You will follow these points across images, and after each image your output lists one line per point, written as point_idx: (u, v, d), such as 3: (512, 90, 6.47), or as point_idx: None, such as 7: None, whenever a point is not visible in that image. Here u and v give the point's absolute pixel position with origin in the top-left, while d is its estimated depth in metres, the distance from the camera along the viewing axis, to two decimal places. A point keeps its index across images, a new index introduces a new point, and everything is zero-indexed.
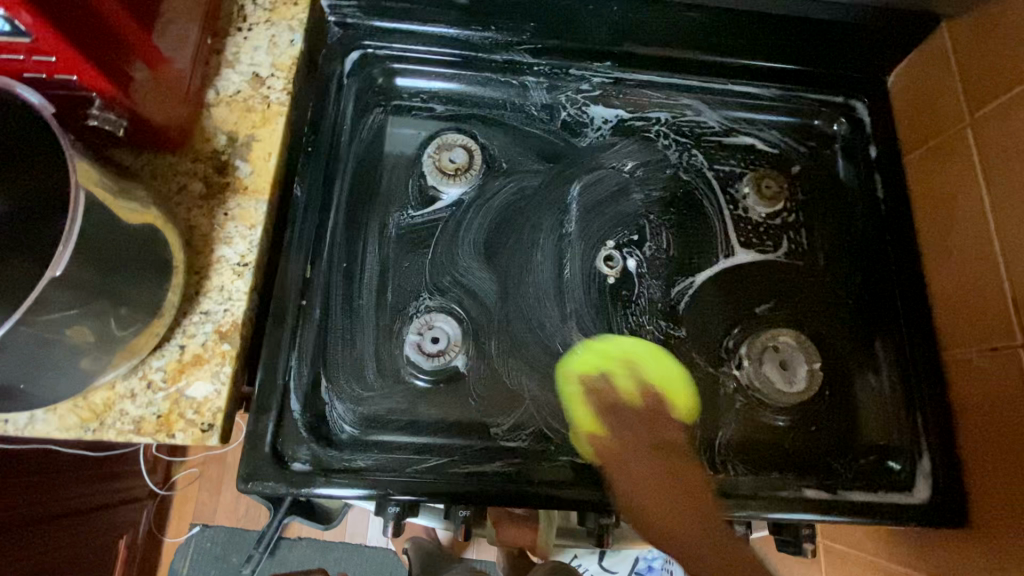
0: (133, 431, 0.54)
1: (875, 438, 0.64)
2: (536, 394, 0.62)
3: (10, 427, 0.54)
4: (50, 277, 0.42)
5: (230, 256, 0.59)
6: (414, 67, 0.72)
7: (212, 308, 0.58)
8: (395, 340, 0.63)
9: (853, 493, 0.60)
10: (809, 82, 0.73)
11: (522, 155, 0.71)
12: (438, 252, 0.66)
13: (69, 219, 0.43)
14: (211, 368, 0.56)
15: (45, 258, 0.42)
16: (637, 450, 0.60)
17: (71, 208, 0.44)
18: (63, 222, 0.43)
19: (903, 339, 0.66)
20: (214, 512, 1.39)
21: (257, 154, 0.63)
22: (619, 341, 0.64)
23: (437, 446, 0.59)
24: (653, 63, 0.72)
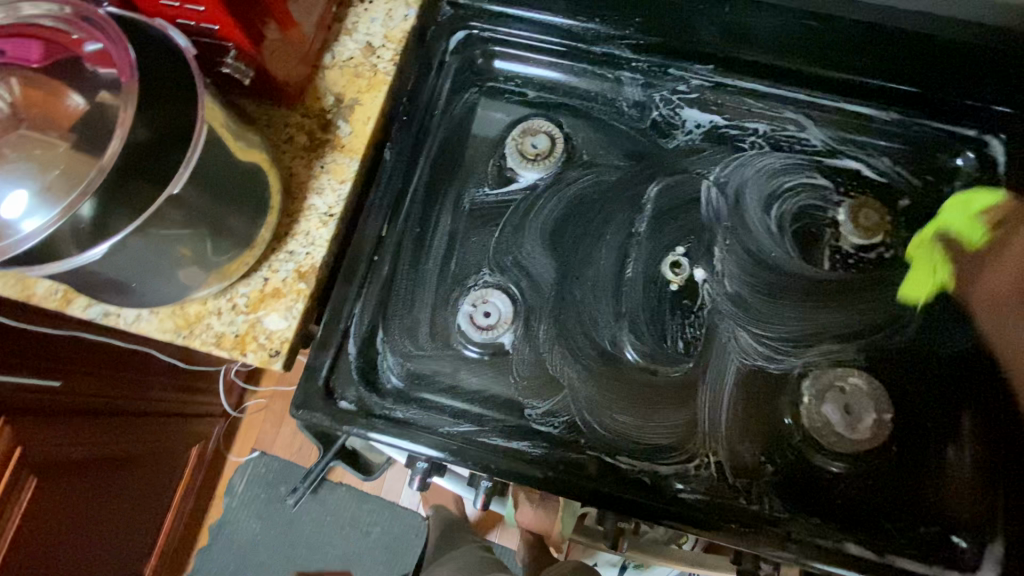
0: (214, 344, 0.61)
1: (949, 512, 0.56)
2: (575, 385, 0.62)
3: (121, 321, 0.62)
4: (168, 194, 0.48)
5: (319, 205, 0.65)
6: (514, 51, 0.74)
7: (296, 249, 0.64)
8: (450, 309, 0.66)
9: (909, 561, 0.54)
10: (937, 110, 0.66)
11: (604, 149, 0.71)
12: (505, 232, 0.68)
13: (190, 146, 0.49)
14: (286, 301, 0.62)
15: (166, 178, 0.48)
16: (667, 461, 0.59)
17: (194, 137, 0.49)
18: (186, 149, 0.49)
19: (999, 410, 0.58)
20: (273, 442, 1.52)
21: (357, 116, 0.68)
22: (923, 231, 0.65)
23: (472, 415, 0.61)
24: (761, 70, 0.69)
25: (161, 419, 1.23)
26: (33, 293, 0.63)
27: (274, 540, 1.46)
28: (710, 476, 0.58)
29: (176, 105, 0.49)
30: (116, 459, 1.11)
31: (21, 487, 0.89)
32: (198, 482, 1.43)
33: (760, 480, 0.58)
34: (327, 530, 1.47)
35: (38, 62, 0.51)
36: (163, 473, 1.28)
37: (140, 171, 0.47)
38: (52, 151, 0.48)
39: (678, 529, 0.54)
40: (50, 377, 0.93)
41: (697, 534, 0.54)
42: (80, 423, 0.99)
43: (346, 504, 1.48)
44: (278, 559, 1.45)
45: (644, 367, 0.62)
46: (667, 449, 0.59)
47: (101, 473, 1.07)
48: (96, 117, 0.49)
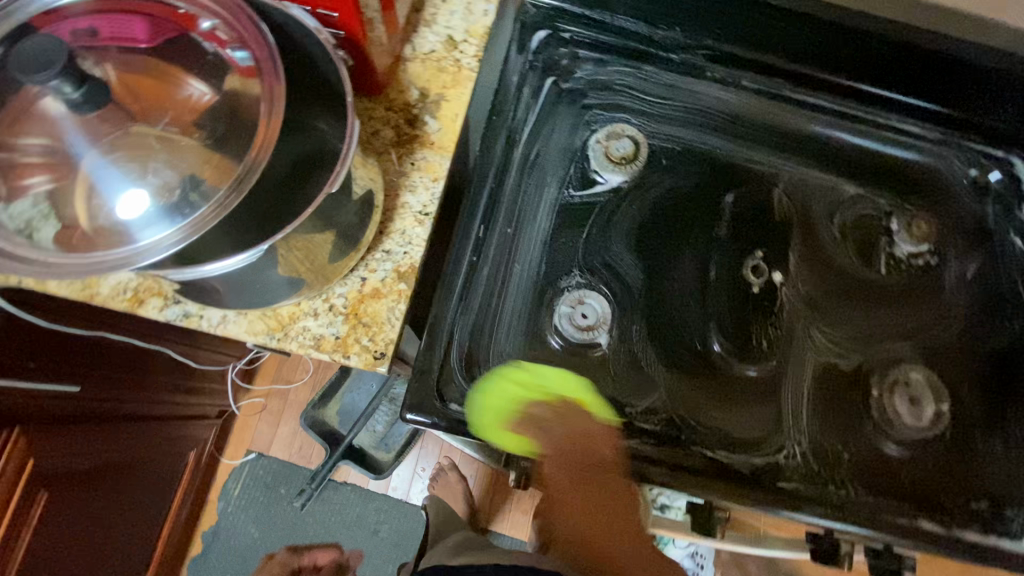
0: (313, 347, 0.58)
1: (994, 488, 0.63)
2: (669, 383, 0.65)
3: (204, 323, 0.58)
4: (326, 193, 0.45)
5: (413, 204, 0.63)
6: (592, 53, 0.73)
7: (393, 248, 0.62)
8: (545, 309, 0.66)
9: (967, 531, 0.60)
10: (982, 134, 0.74)
11: (682, 159, 0.74)
12: (593, 233, 0.69)
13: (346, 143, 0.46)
14: (387, 303, 0.60)
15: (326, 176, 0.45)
16: (760, 454, 0.63)
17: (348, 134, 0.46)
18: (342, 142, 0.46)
19: None
20: (271, 443, 1.45)
21: (445, 111, 0.66)
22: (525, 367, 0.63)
23: (577, 415, 0.62)
24: (821, 85, 0.74)
25: (163, 423, 1.13)
26: (97, 292, 0.58)
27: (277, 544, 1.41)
28: (797, 467, 0.63)
29: None
30: (117, 467, 1.01)
31: (30, 506, 0.80)
32: (194, 488, 1.34)
33: (841, 467, 0.63)
34: (334, 530, 1.42)
35: (148, 41, 0.46)
36: (160, 480, 1.19)
37: None
38: (178, 143, 0.44)
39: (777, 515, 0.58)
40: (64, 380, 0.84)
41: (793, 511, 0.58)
42: (84, 429, 0.90)
43: (352, 503, 1.45)
44: None
45: (731, 362, 0.66)
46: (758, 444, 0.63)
47: (107, 485, 0.99)
48: (228, 108, 0.45)
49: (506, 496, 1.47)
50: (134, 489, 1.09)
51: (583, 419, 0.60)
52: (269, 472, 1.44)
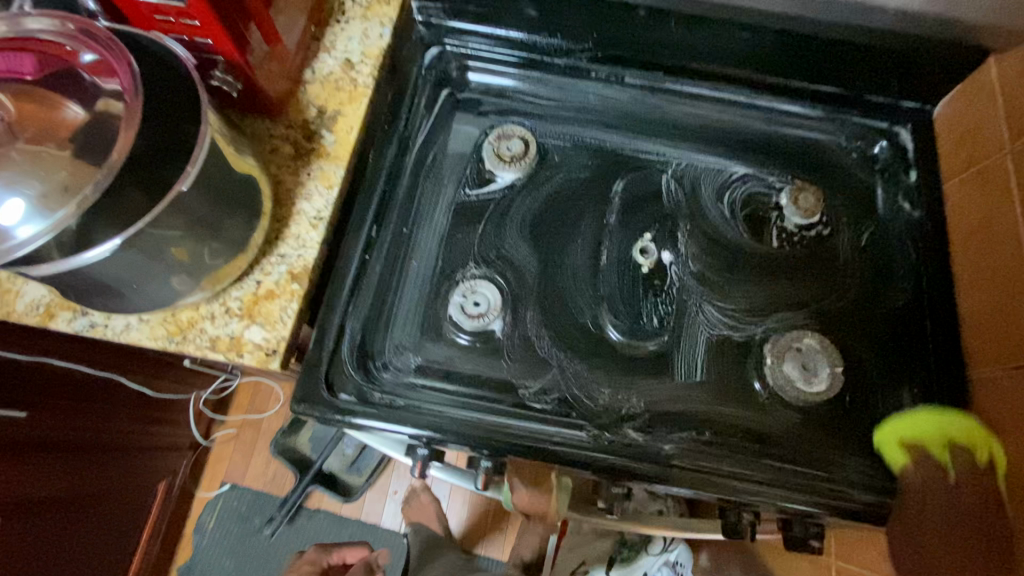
0: (209, 348, 0.62)
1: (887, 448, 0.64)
2: (563, 362, 0.66)
3: (109, 331, 0.62)
4: (176, 192, 0.50)
5: (308, 209, 0.67)
6: (485, 65, 0.80)
7: (287, 252, 0.66)
8: (440, 302, 0.69)
9: (856, 491, 0.61)
10: (866, 107, 0.77)
11: (575, 155, 0.77)
12: (487, 228, 0.73)
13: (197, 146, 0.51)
14: (281, 303, 0.63)
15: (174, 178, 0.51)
16: (652, 428, 0.63)
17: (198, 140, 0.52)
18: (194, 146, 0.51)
19: (923, 374, 0.68)
20: (244, 473, 1.47)
21: (340, 126, 0.71)
22: (927, 414, 0.62)
23: (469, 400, 0.64)
24: (703, 76, 0.78)
25: (127, 455, 1.16)
26: (13, 310, 0.62)
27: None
28: (693, 439, 0.63)
29: (174, 114, 0.51)
30: (78, 499, 1.04)
31: None
32: (165, 522, 1.36)
33: (737, 434, 0.64)
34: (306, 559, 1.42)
35: (33, 74, 0.51)
36: (126, 513, 1.20)
37: (133, 188, 0.49)
38: (51, 157, 0.49)
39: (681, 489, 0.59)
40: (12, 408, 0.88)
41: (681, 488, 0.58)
42: (38, 461, 0.93)
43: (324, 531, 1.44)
44: None
45: (625, 342, 0.68)
46: (651, 418, 0.64)
47: (69, 514, 1.02)
48: (98, 127, 0.50)
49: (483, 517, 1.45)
50: (98, 522, 1.11)
51: (472, 405, 0.63)
52: (242, 503, 1.45)
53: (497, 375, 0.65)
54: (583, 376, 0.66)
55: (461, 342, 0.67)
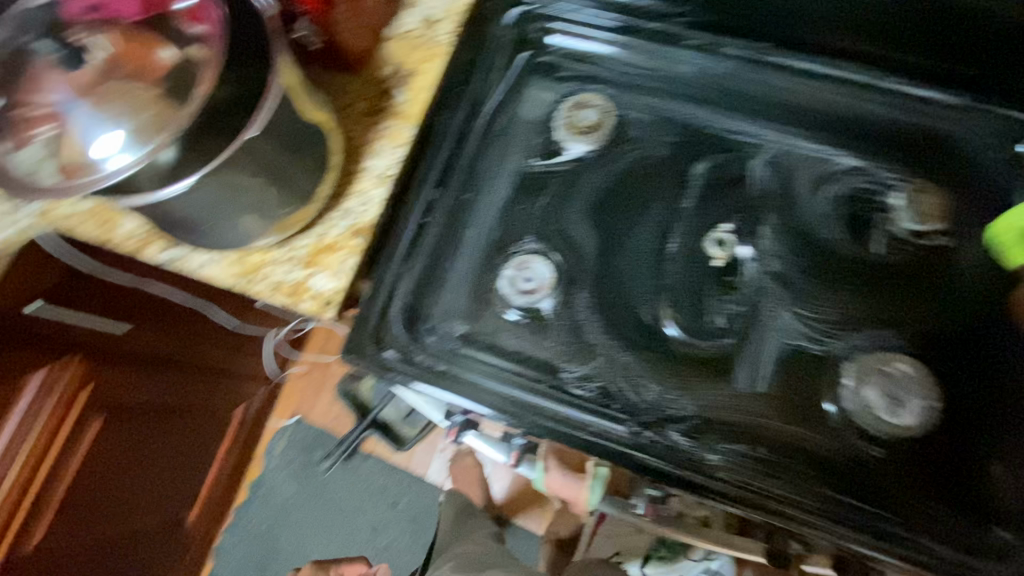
0: (272, 291, 0.65)
1: (980, 503, 0.56)
2: (611, 352, 0.63)
3: (190, 265, 0.67)
4: (242, 138, 0.51)
5: (374, 167, 0.67)
6: (571, 28, 0.75)
7: (351, 208, 0.67)
8: (492, 273, 0.68)
9: (931, 542, 0.54)
10: (1017, 99, 0.65)
11: (656, 131, 0.71)
12: (550, 202, 0.70)
13: (266, 94, 0.52)
14: (340, 256, 0.65)
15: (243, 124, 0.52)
16: (699, 434, 0.58)
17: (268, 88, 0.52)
18: (264, 94, 0.52)
19: None
20: (311, 409, 1.59)
21: (415, 84, 0.69)
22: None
23: (509, 376, 0.62)
24: (816, 49, 0.69)
25: (212, 377, 1.28)
26: (114, 236, 0.69)
27: (308, 502, 1.54)
28: (746, 453, 0.58)
29: (253, 62, 0.53)
30: (168, 410, 1.17)
31: (86, 427, 0.96)
32: (240, 441, 1.50)
33: (798, 458, 0.58)
34: (358, 496, 1.53)
35: (138, 16, 0.56)
36: (208, 428, 1.34)
37: (212, 132, 0.51)
38: (144, 96, 0.52)
39: (733, 505, 0.55)
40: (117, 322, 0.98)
41: (731, 505, 0.54)
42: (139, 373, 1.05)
43: (376, 473, 1.54)
44: (311, 521, 1.52)
45: (683, 340, 0.63)
46: (701, 423, 0.59)
47: (161, 422, 1.15)
48: (185, 70, 0.53)
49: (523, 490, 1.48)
50: (184, 432, 1.25)
51: (511, 381, 0.62)
52: (307, 436, 1.58)
53: (542, 354, 0.63)
54: (631, 368, 0.62)
55: (508, 317, 0.66)
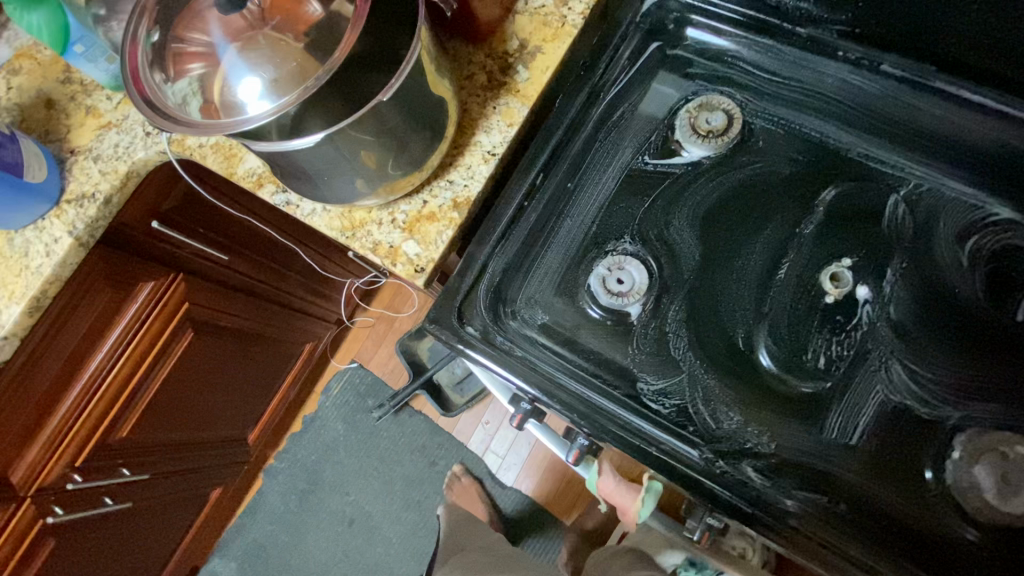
0: (370, 250, 0.67)
1: None
2: (695, 372, 0.60)
3: (299, 211, 0.71)
4: (377, 101, 0.53)
5: (484, 143, 0.67)
6: (709, 23, 0.71)
7: (456, 180, 0.67)
8: (582, 269, 0.66)
9: None
10: None
11: (784, 146, 0.67)
12: (657, 204, 0.67)
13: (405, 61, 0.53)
14: (438, 226, 0.66)
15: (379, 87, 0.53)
16: (777, 475, 0.55)
17: (407, 55, 0.53)
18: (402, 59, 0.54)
19: None
20: (371, 358, 1.67)
21: (537, 64, 0.67)
22: None
23: (585, 374, 0.61)
24: (986, 79, 0.64)
25: (290, 314, 1.36)
26: (236, 172, 0.74)
27: (354, 444, 1.62)
28: (826, 505, 0.54)
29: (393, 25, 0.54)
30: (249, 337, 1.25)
31: (177, 339, 1.04)
32: (304, 376, 1.60)
33: (881, 524, 0.54)
34: (400, 449, 1.60)
35: None
36: (278, 359, 1.43)
37: (347, 91, 0.53)
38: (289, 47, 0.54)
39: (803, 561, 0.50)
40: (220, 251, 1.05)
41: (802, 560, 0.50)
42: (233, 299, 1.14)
43: (420, 431, 1.60)
44: (355, 462, 1.61)
45: (775, 374, 0.59)
46: (781, 464, 0.56)
47: (241, 347, 1.24)
48: (331, 25, 0.55)
49: (558, 477, 1.51)
50: (258, 359, 1.34)
51: (586, 382, 0.61)
52: (363, 383, 1.66)
53: (622, 360, 0.62)
54: (713, 391, 0.59)
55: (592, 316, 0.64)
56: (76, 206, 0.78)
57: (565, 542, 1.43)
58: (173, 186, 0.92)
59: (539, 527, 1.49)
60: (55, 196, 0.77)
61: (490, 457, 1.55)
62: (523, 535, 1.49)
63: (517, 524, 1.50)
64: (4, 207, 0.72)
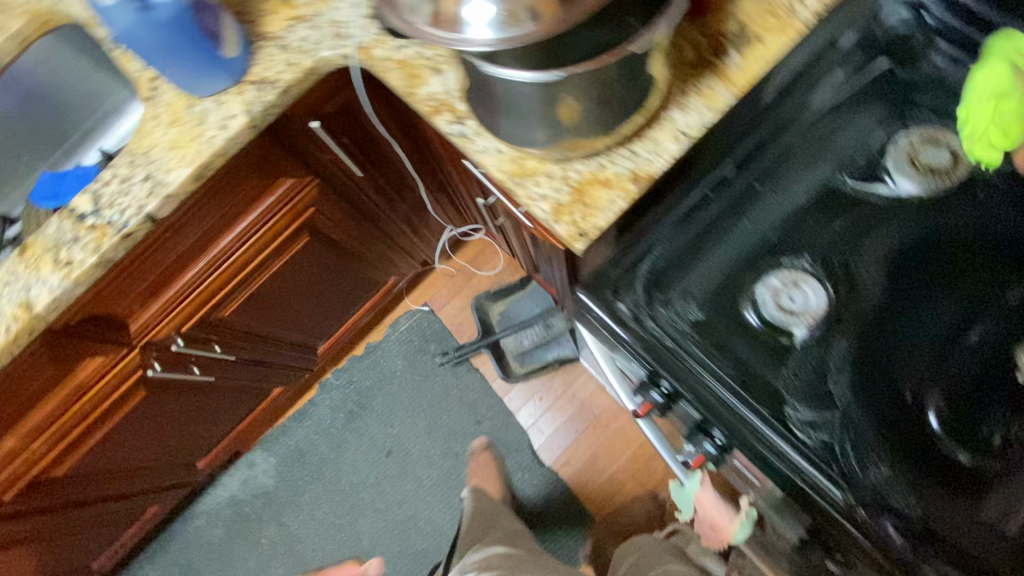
0: (535, 201, 0.66)
1: None
2: (849, 412, 0.57)
3: (471, 146, 0.70)
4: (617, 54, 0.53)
5: (679, 121, 0.64)
6: (950, 50, 0.66)
7: (640, 152, 0.65)
8: (753, 275, 0.62)
9: None
10: None
11: (1009, 203, 0.61)
12: (847, 229, 0.63)
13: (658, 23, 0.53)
14: (611, 195, 0.63)
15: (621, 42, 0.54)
16: (921, 544, 0.52)
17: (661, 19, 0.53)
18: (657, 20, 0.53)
19: None
20: (443, 305, 1.72)
21: (754, 52, 0.65)
22: None
23: (732, 382, 0.58)
24: None
25: (389, 243, 1.39)
26: (416, 92, 0.74)
27: (408, 382, 1.67)
28: None
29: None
30: (348, 253, 1.29)
31: (297, 240, 1.10)
32: (378, 306, 1.64)
33: None
34: (450, 400, 1.63)
35: None
36: (364, 284, 1.47)
37: (585, 35, 0.53)
38: None
39: None
40: (356, 166, 1.07)
41: None
42: (350, 216, 1.17)
43: (473, 388, 1.62)
44: (405, 399, 1.66)
45: (940, 441, 0.55)
46: (927, 535, 0.52)
47: (339, 261, 1.28)
48: None
49: (597, 472, 1.51)
50: (347, 278, 1.37)
51: (731, 391, 0.58)
52: (430, 327, 1.71)
53: (774, 379, 0.59)
54: (867, 437, 0.56)
55: (751, 327, 0.61)
56: (255, 88, 0.79)
57: (591, 535, 1.44)
58: (334, 94, 0.91)
59: (567, 512, 1.49)
60: (239, 73, 0.80)
61: (534, 432, 1.57)
62: (548, 515, 1.51)
63: (546, 504, 1.51)
64: (197, 72, 0.76)
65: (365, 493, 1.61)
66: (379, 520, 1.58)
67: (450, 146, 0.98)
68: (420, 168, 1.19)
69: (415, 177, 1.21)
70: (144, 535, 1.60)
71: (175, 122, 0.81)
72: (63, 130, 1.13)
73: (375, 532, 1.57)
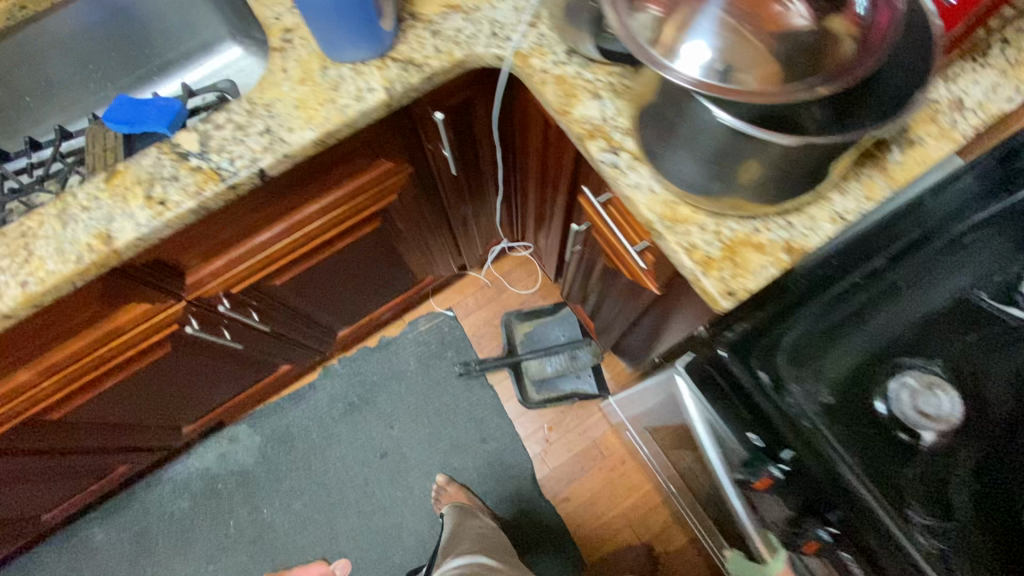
0: (683, 249, 0.65)
1: None
2: (971, 525, 0.57)
3: (622, 179, 0.68)
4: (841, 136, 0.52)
5: (837, 204, 0.65)
6: None
7: (795, 224, 0.65)
8: (886, 369, 0.64)
9: None
10: None
11: None
12: (980, 343, 0.65)
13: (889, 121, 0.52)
14: (763, 260, 0.63)
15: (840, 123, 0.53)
16: None
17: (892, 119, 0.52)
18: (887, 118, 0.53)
19: None
20: (468, 313, 1.69)
21: (915, 153, 0.67)
22: None
23: (861, 470, 0.59)
24: None
25: (442, 241, 1.36)
26: (571, 110, 0.72)
27: (419, 385, 1.62)
28: None
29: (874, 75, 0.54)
30: (405, 243, 1.25)
31: (370, 221, 1.06)
32: (405, 302, 1.60)
33: None
34: (458, 412, 1.58)
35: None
36: (403, 276, 1.42)
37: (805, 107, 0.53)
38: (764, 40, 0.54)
39: None
40: (453, 163, 1.05)
41: None
42: (423, 206, 1.14)
43: (484, 405, 1.59)
44: (412, 402, 1.60)
45: None
46: None
47: (394, 248, 1.24)
48: (816, 45, 0.54)
49: (595, 514, 1.48)
50: (392, 267, 1.33)
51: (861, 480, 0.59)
52: (450, 333, 1.67)
53: (901, 476, 0.60)
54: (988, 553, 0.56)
55: (880, 419, 0.62)
56: (400, 67, 0.76)
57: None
58: (463, 90, 0.88)
59: (559, 550, 1.46)
60: (384, 47, 0.76)
61: (538, 463, 1.53)
62: (539, 549, 1.47)
63: (539, 537, 1.48)
64: (347, 36, 0.71)
65: (351, 492, 1.53)
66: (361, 523, 1.51)
67: (556, 169, 0.97)
68: (505, 177, 1.18)
69: (495, 182, 1.20)
70: (102, 494, 1.48)
71: (305, 81, 0.76)
72: (145, 55, 1.06)
73: (355, 534, 1.50)
